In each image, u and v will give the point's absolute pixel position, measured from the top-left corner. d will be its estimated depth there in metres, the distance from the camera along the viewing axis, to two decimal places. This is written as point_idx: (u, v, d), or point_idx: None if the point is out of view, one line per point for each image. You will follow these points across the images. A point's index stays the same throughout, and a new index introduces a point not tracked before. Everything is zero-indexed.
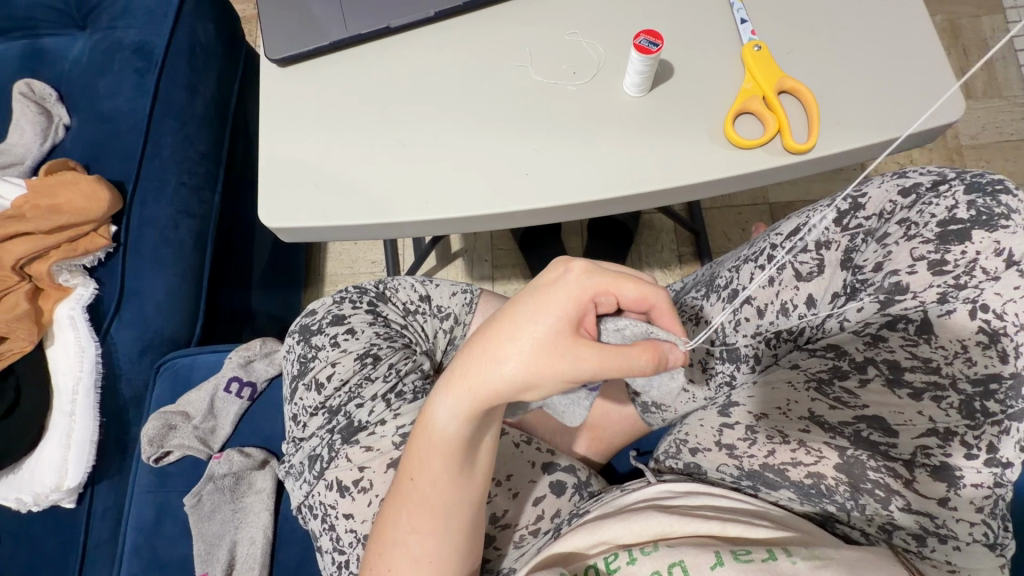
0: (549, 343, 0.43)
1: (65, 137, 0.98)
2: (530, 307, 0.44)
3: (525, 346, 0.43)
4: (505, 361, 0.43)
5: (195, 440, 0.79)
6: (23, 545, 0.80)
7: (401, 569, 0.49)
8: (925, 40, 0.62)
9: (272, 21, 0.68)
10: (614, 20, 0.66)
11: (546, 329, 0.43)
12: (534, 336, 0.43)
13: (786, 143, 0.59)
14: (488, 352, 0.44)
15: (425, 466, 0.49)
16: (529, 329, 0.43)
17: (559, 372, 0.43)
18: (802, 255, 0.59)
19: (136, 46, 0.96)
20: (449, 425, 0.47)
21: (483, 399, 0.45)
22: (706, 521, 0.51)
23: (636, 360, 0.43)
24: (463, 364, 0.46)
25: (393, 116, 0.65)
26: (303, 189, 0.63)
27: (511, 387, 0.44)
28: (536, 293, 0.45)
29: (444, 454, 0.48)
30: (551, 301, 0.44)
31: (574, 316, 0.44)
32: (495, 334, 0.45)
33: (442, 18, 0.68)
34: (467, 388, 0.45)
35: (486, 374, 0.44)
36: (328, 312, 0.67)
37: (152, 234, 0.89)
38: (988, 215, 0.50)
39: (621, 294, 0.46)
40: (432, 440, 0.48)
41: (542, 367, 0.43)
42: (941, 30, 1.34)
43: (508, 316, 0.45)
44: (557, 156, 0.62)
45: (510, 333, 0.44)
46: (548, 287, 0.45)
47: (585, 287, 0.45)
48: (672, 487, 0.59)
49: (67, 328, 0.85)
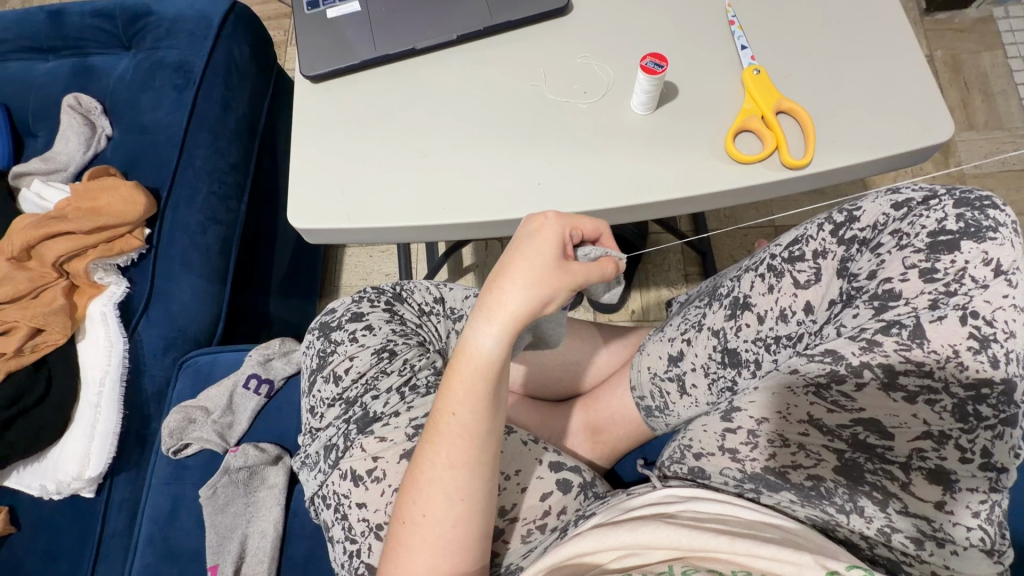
0: (557, 266, 0.51)
1: (106, 147, 1.05)
2: (530, 243, 0.52)
3: (540, 273, 0.51)
4: (528, 289, 0.51)
5: (213, 434, 0.81)
6: (44, 531, 0.83)
7: (443, 502, 0.51)
8: (917, 66, 0.66)
9: (307, 42, 0.74)
10: (622, 46, 0.71)
11: (551, 255, 0.52)
12: (542, 264, 0.51)
13: (784, 158, 0.63)
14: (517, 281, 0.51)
15: (462, 403, 0.52)
16: (537, 258, 0.51)
17: (568, 286, 0.52)
18: (800, 263, 0.61)
19: (177, 65, 1.04)
20: (484, 355, 0.52)
21: (515, 325, 0.51)
22: (716, 537, 0.51)
23: (606, 271, 0.54)
24: (485, 305, 0.52)
25: (415, 129, 0.70)
26: (329, 193, 0.67)
27: (534, 309, 0.51)
28: (533, 237, 0.52)
29: (483, 384, 0.52)
30: (546, 235, 0.52)
31: (564, 244, 0.53)
32: (507, 272, 0.51)
33: (462, 42, 0.73)
34: (499, 319, 0.51)
35: (512, 303, 0.51)
36: (347, 310, 0.70)
37: (182, 238, 0.95)
38: (976, 227, 0.53)
39: (588, 228, 0.55)
40: (464, 373, 0.52)
41: (555, 285, 0.51)
42: (942, 64, 1.39)
43: (513, 257, 0.52)
44: (567, 167, 0.66)
45: (520, 265, 0.51)
46: (539, 229, 0.53)
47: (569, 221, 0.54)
48: (677, 493, 0.62)
49: (99, 323, 0.89)
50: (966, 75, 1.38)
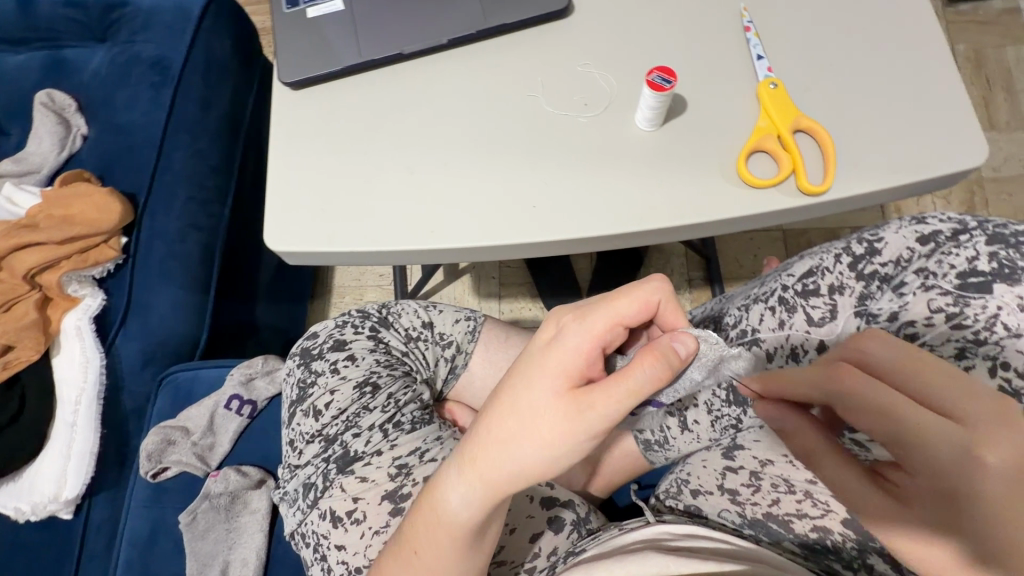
0: (547, 413, 0.44)
1: (82, 147, 0.99)
2: (523, 375, 0.46)
3: (523, 418, 0.44)
4: (507, 441, 0.45)
5: (192, 457, 0.78)
6: (20, 553, 0.81)
7: None
8: (948, 82, 0.60)
9: (286, 44, 0.69)
10: (626, 53, 0.66)
11: (543, 394, 0.44)
12: (530, 407, 0.44)
13: (800, 184, 0.58)
14: (497, 433, 0.45)
15: (442, 544, 0.48)
16: (526, 399, 0.44)
17: (565, 434, 0.43)
18: (814, 299, 0.57)
19: (154, 60, 0.98)
20: (458, 505, 0.47)
21: (494, 481, 0.45)
22: (703, 560, 0.49)
23: (641, 375, 0.43)
24: (469, 444, 0.47)
25: (401, 143, 0.65)
26: (309, 214, 0.63)
27: (523, 462, 0.44)
28: (529, 359, 0.46)
29: (454, 531, 0.48)
30: (541, 365, 0.45)
31: (570, 372, 0.45)
32: (494, 413, 0.46)
33: (453, 45, 0.68)
34: (482, 467, 0.45)
35: (496, 455, 0.45)
36: (330, 337, 0.67)
37: (161, 247, 0.90)
38: (1010, 268, 0.48)
39: (626, 314, 0.46)
40: (444, 520, 0.47)
41: (544, 435, 0.43)
42: (964, 59, 1.31)
43: (503, 392, 0.46)
44: (565, 188, 0.61)
45: (506, 406, 0.45)
46: (539, 352, 0.46)
47: (581, 334, 0.45)
48: (672, 529, 0.56)
49: (74, 338, 0.85)
50: (988, 71, 1.30)
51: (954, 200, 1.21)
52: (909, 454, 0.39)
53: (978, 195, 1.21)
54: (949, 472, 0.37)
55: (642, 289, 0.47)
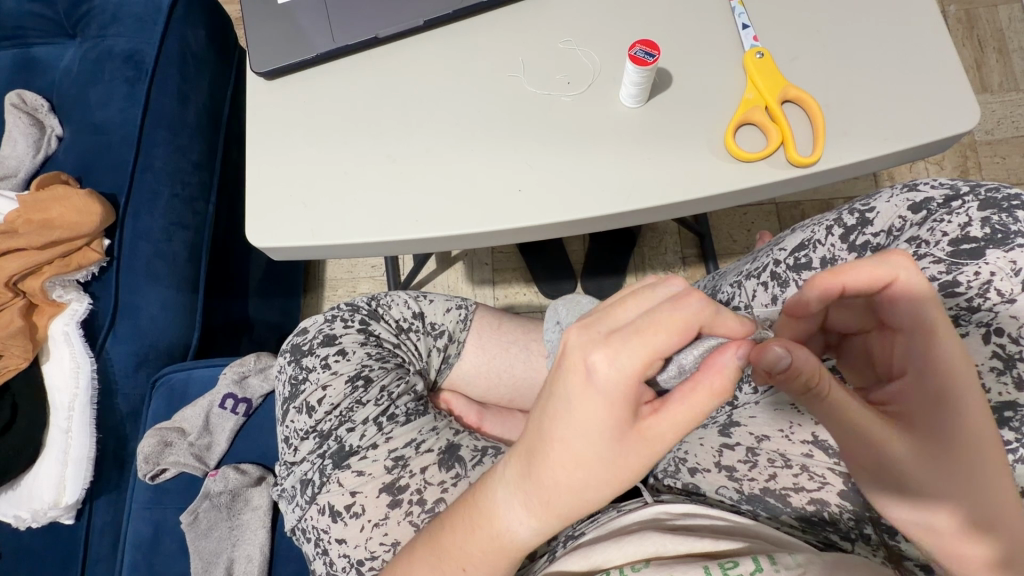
0: (623, 453, 0.40)
1: (58, 148, 0.97)
2: (575, 427, 0.40)
3: (596, 465, 0.40)
4: (574, 488, 0.41)
5: (190, 457, 0.78)
6: (24, 559, 0.81)
7: None
8: (938, 45, 0.59)
9: (257, 31, 0.66)
10: (609, 28, 0.64)
11: (608, 440, 0.40)
12: (599, 454, 0.40)
13: (789, 155, 0.57)
14: (559, 482, 0.41)
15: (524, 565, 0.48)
16: (591, 448, 0.40)
17: (645, 462, 0.41)
18: (807, 273, 0.56)
19: (126, 55, 0.95)
20: (540, 540, 0.45)
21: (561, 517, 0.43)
22: (699, 539, 0.49)
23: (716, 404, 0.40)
24: (536, 496, 0.42)
25: (383, 130, 0.63)
26: (291, 207, 0.61)
27: (605, 494, 0.42)
28: (571, 409, 0.40)
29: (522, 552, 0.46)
30: (593, 414, 0.39)
31: (621, 417, 0.39)
32: (558, 466, 0.41)
33: (431, 27, 0.66)
34: (565, 510, 0.43)
35: (576, 500, 0.42)
36: (319, 332, 0.66)
37: (146, 247, 0.88)
38: (1003, 233, 0.47)
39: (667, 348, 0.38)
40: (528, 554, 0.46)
41: (625, 470, 0.41)
42: (956, 21, 1.29)
43: (558, 446, 0.41)
44: (551, 169, 0.60)
45: (573, 460, 0.40)
46: (581, 401, 0.40)
47: (629, 376, 0.38)
48: (669, 508, 0.56)
49: (63, 344, 0.85)
50: (980, 33, 1.28)
51: (948, 166, 1.20)
52: (931, 350, 0.41)
53: (972, 160, 1.20)
54: (957, 365, 0.41)
55: (679, 312, 0.38)
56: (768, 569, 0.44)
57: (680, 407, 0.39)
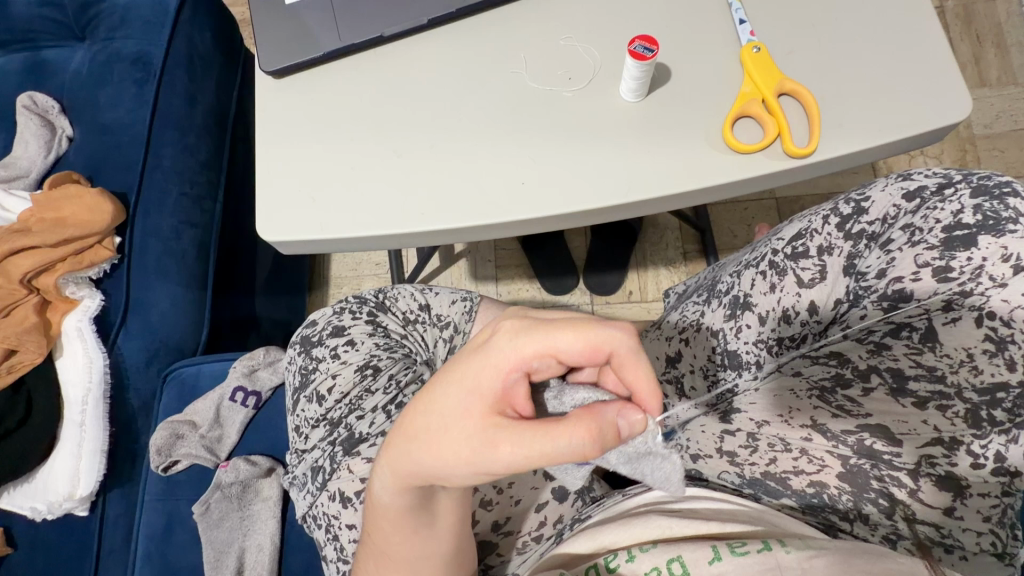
0: (450, 426, 0.41)
1: (69, 149, 0.99)
2: (444, 379, 0.44)
3: (427, 422, 0.42)
4: (414, 439, 0.43)
5: (201, 449, 0.80)
6: (39, 551, 0.82)
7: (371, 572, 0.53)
8: (931, 38, 0.60)
9: (266, 32, 0.68)
10: (609, 25, 0.66)
11: (461, 407, 0.42)
12: (435, 414, 0.42)
13: (785, 147, 0.59)
14: (408, 427, 0.44)
15: (396, 534, 0.50)
16: (441, 410, 0.42)
17: (463, 456, 0.41)
18: (803, 261, 0.58)
19: (135, 57, 0.97)
20: (381, 490, 0.47)
21: (404, 481, 0.45)
22: (704, 522, 0.51)
23: (555, 444, 0.39)
24: (393, 435, 0.46)
25: (388, 126, 0.65)
26: (301, 202, 0.63)
27: (423, 462, 0.43)
28: (452, 361, 0.44)
29: (379, 515, 0.49)
30: (460, 377, 0.43)
31: (488, 392, 0.42)
32: (414, 410, 0.44)
33: (435, 25, 0.67)
34: (398, 465, 0.45)
35: (405, 457, 0.44)
36: (328, 323, 0.67)
37: (156, 245, 0.90)
38: (995, 219, 0.49)
39: (564, 350, 0.43)
40: (379, 510, 0.49)
41: (443, 447, 0.42)
42: (953, 16, 1.30)
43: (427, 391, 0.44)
44: (555, 163, 0.61)
45: (423, 406, 0.43)
46: (467, 361, 0.43)
47: (517, 355, 0.42)
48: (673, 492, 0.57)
49: (76, 340, 0.86)
50: (978, 27, 1.29)
51: (946, 159, 1.21)
52: None
53: (970, 154, 1.21)
54: None
55: (595, 332, 0.43)
56: (777, 550, 0.45)
57: (530, 425, 0.40)
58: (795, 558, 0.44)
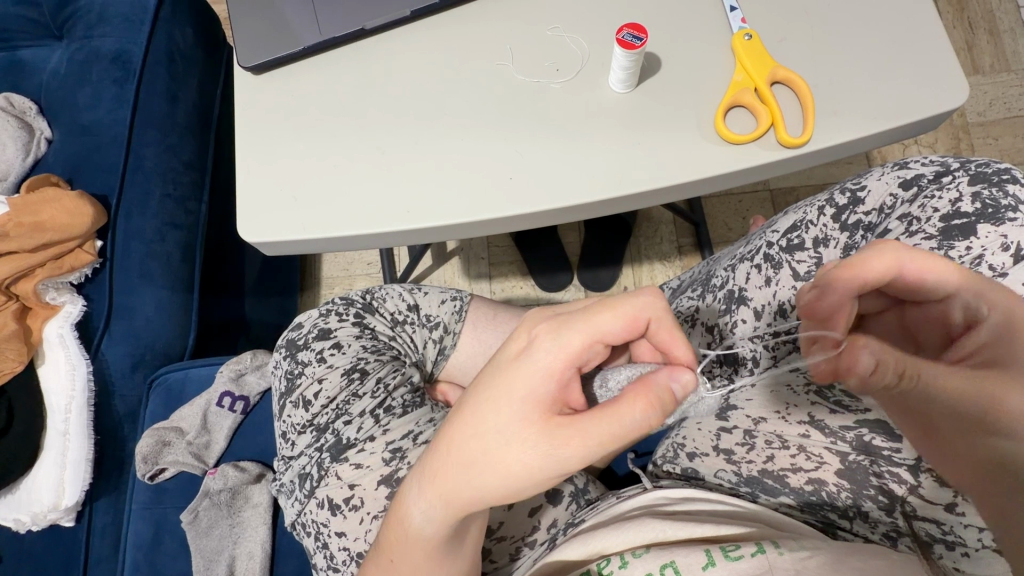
0: (514, 446, 0.40)
1: (48, 151, 0.97)
2: (488, 400, 0.41)
3: (485, 446, 0.40)
4: (470, 461, 0.41)
5: (188, 456, 0.78)
6: (25, 563, 0.81)
7: None
8: (926, 22, 0.59)
9: (245, 26, 0.66)
10: (597, 15, 0.64)
11: (515, 416, 0.40)
12: (493, 435, 0.40)
13: (779, 136, 0.57)
14: (458, 451, 0.41)
15: (426, 562, 0.47)
16: (495, 424, 0.40)
17: (534, 467, 0.40)
18: (799, 253, 0.56)
19: (114, 55, 0.94)
20: (424, 518, 0.45)
21: (451, 503, 0.43)
22: (699, 524, 0.49)
23: (623, 422, 0.39)
24: (432, 462, 0.43)
25: (371, 123, 0.63)
26: (282, 201, 0.61)
27: (484, 484, 0.41)
28: (492, 382, 0.41)
29: (420, 545, 0.46)
30: (508, 392, 0.40)
31: (541, 396, 0.40)
32: (458, 432, 0.42)
33: (418, 17, 0.65)
34: (454, 491, 0.42)
35: (461, 482, 0.42)
36: (314, 326, 0.66)
37: (139, 248, 0.88)
38: (994, 208, 0.47)
39: (609, 333, 0.41)
40: (415, 537, 0.46)
41: (510, 465, 0.40)
42: (946, 3, 1.29)
43: (468, 411, 0.42)
44: (542, 157, 0.59)
45: (472, 429, 0.41)
46: (508, 369, 0.41)
47: (562, 352, 0.40)
48: (668, 494, 0.56)
49: (58, 348, 0.84)
50: (971, 14, 1.28)
51: (940, 148, 1.20)
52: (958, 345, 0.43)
53: (965, 142, 1.20)
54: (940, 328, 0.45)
55: (631, 310, 0.42)
56: (771, 552, 0.44)
57: (595, 413, 0.39)
58: (787, 559, 0.43)
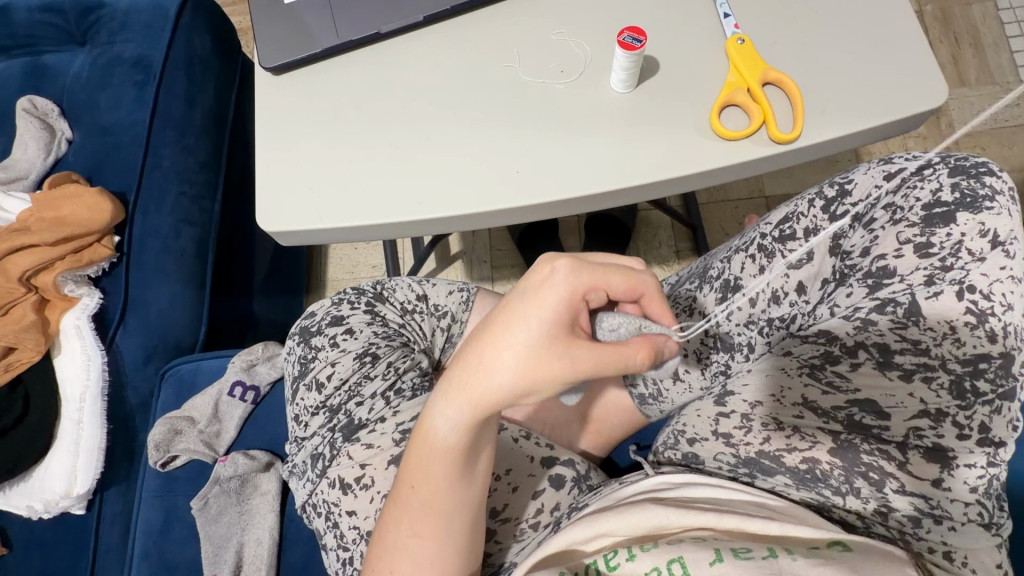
0: (544, 357, 0.42)
1: (68, 151, 1.00)
2: (521, 315, 0.43)
3: (517, 355, 0.42)
4: (500, 369, 0.43)
5: (199, 444, 0.80)
6: (36, 550, 0.82)
7: (414, 548, 0.49)
8: (907, 30, 0.63)
9: (266, 30, 0.70)
10: (599, 21, 0.68)
11: (545, 332, 0.43)
12: (527, 345, 0.42)
13: (771, 133, 0.60)
14: (487, 359, 0.43)
15: (441, 485, 0.48)
16: (525, 335, 0.43)
17: (559, 379, 0.43)
18: (791, 243, 0.59)
19: (136, 60, 0.98)
20: (451, 435, 0.46)
21: (477, 411, 0.45)
22: (703, 512, 0.51)
23: (631, 359, 0.44)
24: (461, 374, 0.45)
25: (385, 120, 0.66)
26: (299, 193, 0.64)
27: (510, 395, 0.43)
28: (523, 300, 0.44)
29: (441, 463, 0.47)
30: (541, 309, 0.43)
31: (566, 317, 0.44)
32: (489, 342, 0.44)
33: (430, 22, 0.69)
34: (485, 404, 0.44)
35: (487, 389, 0.43)
36: (327, 313, 0.68)
37: (155, 243, 0.91)
38: (972, 197, 0.51)
39: (614, 288, 0.47)
40: (437, 453, 0.47)
41: (539, 374, 0.42)
42: (932, 19, 1.35)
43: (499, 325, 0.44)
44: (548, 152, 0.63)
45: (502, 338, 0.43)
46: (537, 290, 0.44)
47: (585, 281, 0.45)
48: (670, 479, 0.58)
49: (74, 338, 0.86)
50: (956, 30, 1.34)
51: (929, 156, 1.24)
52: None
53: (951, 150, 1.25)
54: None
55: (637, 275, 0.48)
56: (783, 558, 0.45)
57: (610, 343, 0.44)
58: (801, 564, 0.45)
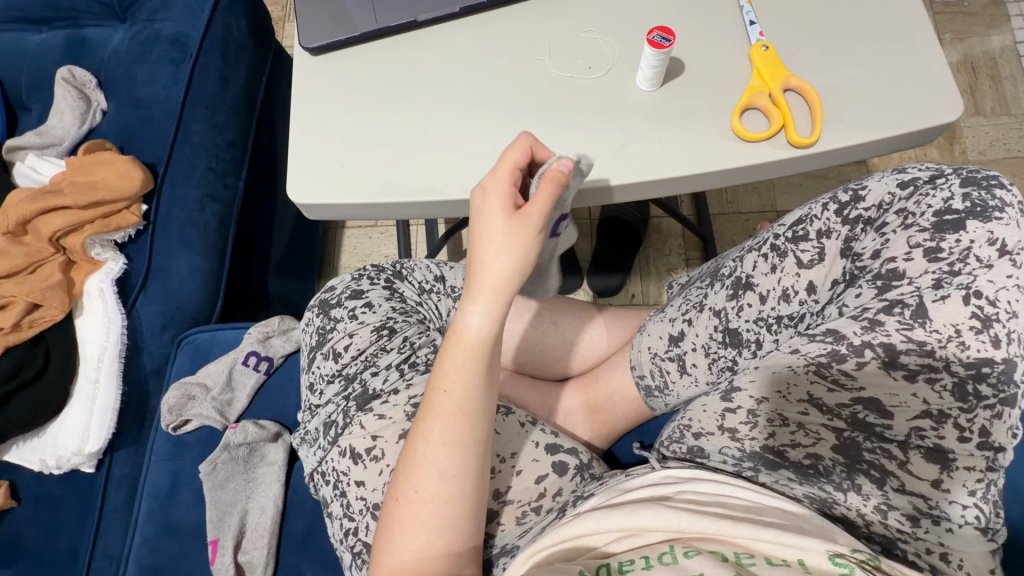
0: (511, 224, 0.51)
1: (102, 121, 1.03)
2: (484, 214, 0.52)
3: (501, 238, 0.51)
4: (499, 252, 0.51)
5: (212, 410, 0.82)
6: (44, 505, 0.84)
7: (441, 455, 0.51)
8: (926, 47, 0.65)
9: (307, 13, 0.72)
10: (627, 22, 0.70)
11: (504, 213, 0.51)
12: (499, 226, 0.51)
13: (790, 137, 0.62)
14: (484, 256, 0.51)
15: (473, 378, 0.52)
16: (496, 220, 0.51)
17: (534, 233, 0.51)
18: (803, 244, 0.61)
19: (173, 38, 1.01)
20: (481, 324, 0.52)
21: (499, 292, 0.51)
22: (715, 520, 0.50)
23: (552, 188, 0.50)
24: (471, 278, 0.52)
25: (416, 105, 0.68)
26: (330, 168, 0.66)
27: (512, 267, 0.51)
28: (479, 213, 0.53)
29: (474, 355, 0.52)
30: (492, 202, 0.52)
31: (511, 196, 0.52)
32: (478, 244, 0.52)
33: (465, 14, 0.72)
34: (487, 290, 0.51)
35: (491, 270, 0.51)
36: (347, 287, 0.70)
37: (180, 214, 0.94)
38: (982, 207, 0.52)
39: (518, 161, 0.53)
40: (469, 346, 0.52)
41: (521, 239, 0.50)
42: (951, 49, 1.37)
43: (480, 230, 0.52)
44: (572, 143, 0.65)
45: (484, 233, 0.52)
46: (489, 195, 0.53)
47: (510, 163, 0.53)
48: (676, 474, 0.60)
49: (97, 300, 0.89)
50: (974, 61, 1.36)
51: None
52: None
53: None
54: None
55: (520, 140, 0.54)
56: None
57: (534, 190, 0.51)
58: None
